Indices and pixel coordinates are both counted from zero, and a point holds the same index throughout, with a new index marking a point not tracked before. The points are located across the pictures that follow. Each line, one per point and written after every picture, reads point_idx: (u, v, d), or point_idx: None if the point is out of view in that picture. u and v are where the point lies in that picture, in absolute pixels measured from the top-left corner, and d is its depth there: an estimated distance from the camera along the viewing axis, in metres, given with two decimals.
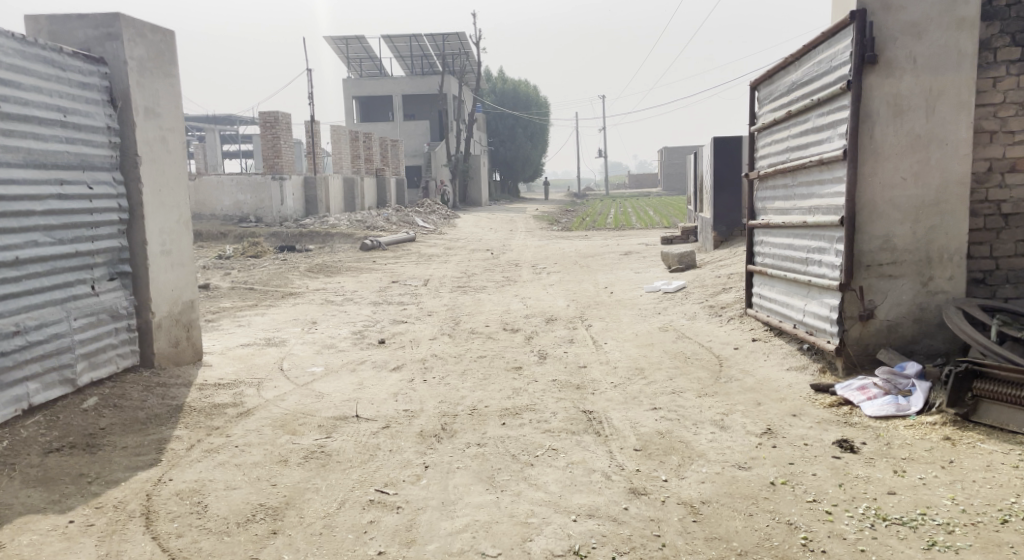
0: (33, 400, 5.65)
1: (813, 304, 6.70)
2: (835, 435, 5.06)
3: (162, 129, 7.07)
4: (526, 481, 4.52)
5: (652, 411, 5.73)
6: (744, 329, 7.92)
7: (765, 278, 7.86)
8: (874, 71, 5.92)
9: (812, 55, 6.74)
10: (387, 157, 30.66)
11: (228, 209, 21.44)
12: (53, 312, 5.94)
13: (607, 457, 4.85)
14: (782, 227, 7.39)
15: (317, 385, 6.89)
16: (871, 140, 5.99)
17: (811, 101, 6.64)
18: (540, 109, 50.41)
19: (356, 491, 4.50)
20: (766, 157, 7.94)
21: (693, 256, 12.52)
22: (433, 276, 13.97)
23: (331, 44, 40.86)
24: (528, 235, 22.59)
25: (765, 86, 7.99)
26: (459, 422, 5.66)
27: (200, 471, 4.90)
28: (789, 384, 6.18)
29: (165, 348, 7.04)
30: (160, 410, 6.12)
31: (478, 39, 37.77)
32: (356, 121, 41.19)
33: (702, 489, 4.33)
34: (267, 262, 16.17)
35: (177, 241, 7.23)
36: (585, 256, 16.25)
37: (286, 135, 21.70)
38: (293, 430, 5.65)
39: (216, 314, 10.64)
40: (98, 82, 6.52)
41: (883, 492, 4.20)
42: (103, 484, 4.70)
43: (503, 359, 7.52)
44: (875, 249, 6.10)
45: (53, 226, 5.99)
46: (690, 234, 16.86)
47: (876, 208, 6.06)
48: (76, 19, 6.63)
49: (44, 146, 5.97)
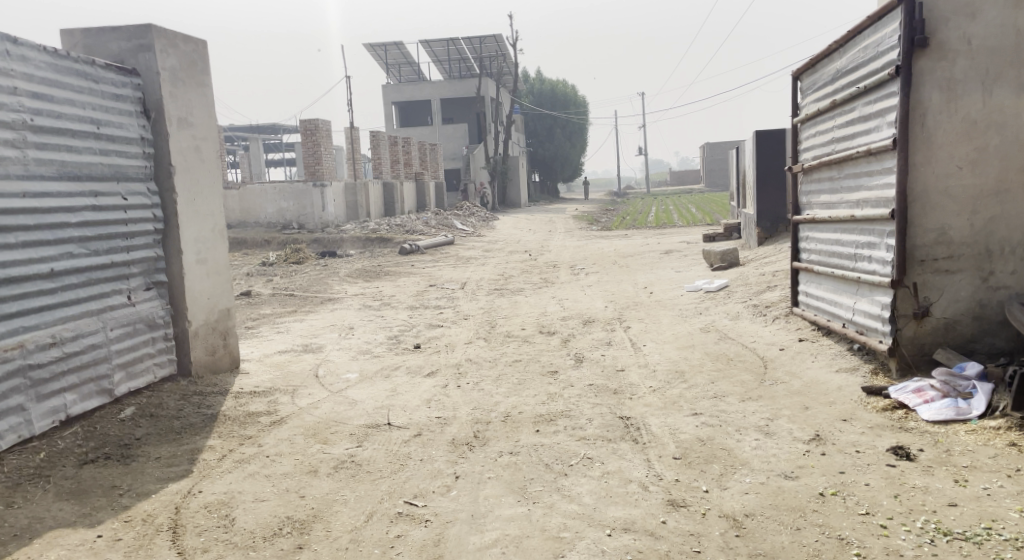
0: (70, 411, 5.64)
1: (863, 302, 6.39)
2: (889, 441, 4.77)
3: (196, 138, 7.05)
4: (560, 492, 4.34)
5: (693, 417, 5.50)
6: (790, 328, 7.61)
7: (811, 275, 7.55)
8: (925, 55, 5.60)
9: (857, 41, 6.43)
10: (426, 162, 30.77)
11: (271, 216, 21.67)
12: (89, 323, 5.93)
13: (645, 466, 4.65)
14: (828, 222, 7.08)
15: (350, 392, 6.80)
16: (922, 127, 5.67)
17: (857, 89, 6.33)
18: (579, 108, 50.05)
19: (384, 503, 4.37)
20: (810, 149, 7.64)
21: (735, 253, 12.18)
22: (471, 279, 13.86)
23: (370, 51, 41.16)
24: (568, 235, 22.35)
25: (807, 75, 7.68)
26: (492, 429, 5.51)
27: (229, 482, 4.82)
28: (839, 387, 5.89)
29: (202, 357, 7.02)
30: (194, 420, 6.08)
31: (515, 40, 37.72)
32: (396, 127, 41.43)
33: (746, 501, 4.10)
34: (308, 268, 16.25)
35: (212, 249, 7.21)
36: (625, 256, 15.96)
37: (326, 142, 21.84)
38: (325, 439, 5.55)
39: (255, 320, 10.67)
40: (131, 93, 6.52)
41: (942, 504, 3.92)
42: (134, 497, 4.65)
43: (539, 363, 7.34)
44: (929, 244, 5.77)
45: (89, 237, 5.99)
46: (733, 230, 16.45)
47: (929, 199, 5.73)
48: (109, 32, 6.65)
49: (78, 158, 5.98)
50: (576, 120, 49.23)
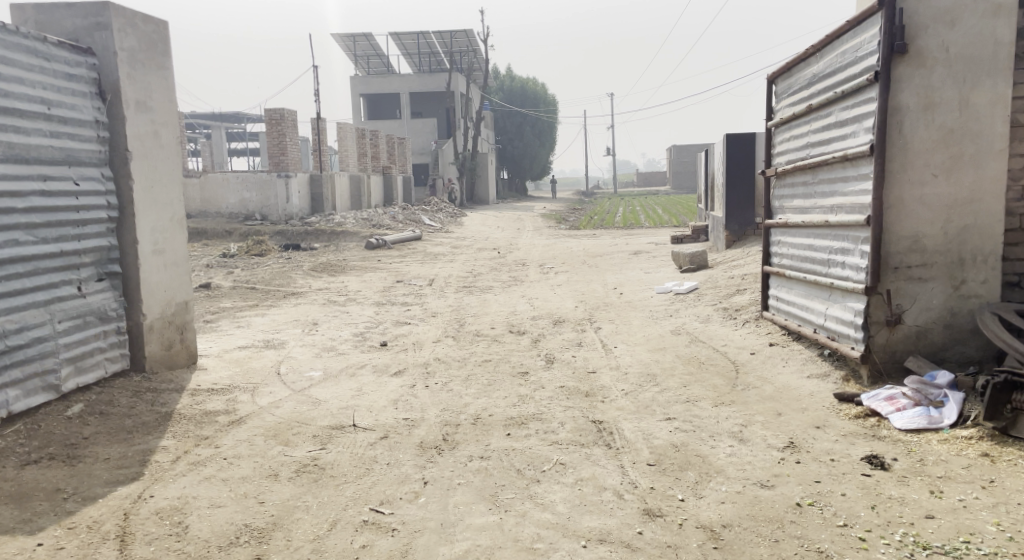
0: (13, 407, 5.34)
1: (835, 308, 6.36)
2: (863, 450, 4.72)
3: (155, 123, 6.77)
4: (532, 500, 4.20)
5: (666, 422, 5.40)
6: (760, 333, 7.57)
7: (782, 279, 7.51)
8: (904, 60, 5.58)
9: (835, 45, 6.40)
10: (395, 156, 30.43)
11: (234, 207, 21.19)
12: (35, 314, 5.64)
13: (618, 472, 4.53)
14: (802, 226, 7.04)
15: (314, 391, 6.58)
16: (899, 134, 5.65)
17: (834, 93, 6.31)
18: (548, 106, 49.91)
19: (348, 510, 4.20)
20: (783, 154, 7.61)
21: (704, 255, 12.17)
22: (439, 276, 13.66)
23: (339, 42, 40.59)
24: (536, 234, 22.27)
25: (783, 79, 7.65)
26: (461, 432, 5.35)
27: (184, 486, 4.60)
28: (811, 393, 5.84)
29: (157, 352, 6.76)
30: (148, 418, 5.83)
31: (485, 36, 37.54)
32: (363, 119, 40.93)
33: (722, 511, 4.01)
34: (271, 261, 15.90)
35: (171, 240, 6.93)
36: (594, 256, 15.89)
37: (292, 133, 21.41)
38: (286, 440, 5.34)
39: (216, 314, 10.35)
40: (85, 74, 6.24)
41: (920, 516, 3.87)
42: (80, 501, 4.40)
43: (508, 364, 7.20)
44: (903, 251, 5.75)
45: (36, 223, 5.69)
46: (701, 232, 16.47)
47: (904, 206, 5.72)
48: (64, 8, 6.34)
49: (27, 140, 5.68)
50: (545, 118, 49.13)
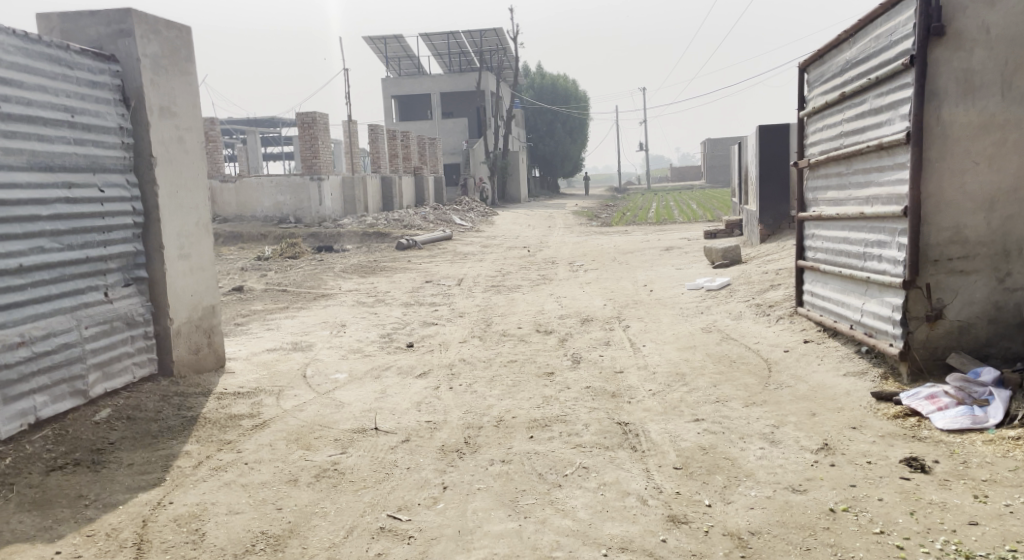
0: (41, 413, 5.36)
1: (872, 303, 6.12)
2: (902, 452, 4.50)
3: (179, 128, 6.78)
4: (553, 506, 4.08)
5: (695, 423, 5.24)
6: (795, 329, 7.34)
7: (817, 274, 7.28)
8: (942, 43, 5.33)
9: (868, 30, 6.16)
10: (426, 156, 30.46)
11: (267, 210, 21.39)
12: (62, 321, 5.66)
13: (643, 476, 4.39)
14: (836, 219, 6.81)
15: (338, 394, 6.54)
16: (937, 121, 5.40)
17: (868, 80, 6.06)
18: (579, 103, 49.61)
19: (365, 516, 4.12)
20: (816, 144, 7.37)
21: (737, 250, 11.91)
22: (468, 275, 13.59)
23: (371, 44, 40.83)
24: (567, 231, 22.09)
25: (815, 67, 7.41)
26: (484, 435, 5.24)
27: (204, 492, 4.56)
28: (847, 392, 5.62)
29: (185, 355, 6.77)
30: (173, 423, 5.82)
31: (515, 35, 37.43)
32: (395, 121, 41.10)
33: (751, 517, 3.85)
34: (303, 263, 15.97)
35: (196, 244, 6.94)
36: (625, 252, 15.68)
37: (324, 135, 21.52)
38: (308, 444, 5.29)
39: (246, 317, 10.40)
40: (109, 80, 6.25)
41: (962, 522, 3.67)
42: (100, 508, 4.39)
43: (535, 364, 7.08)
44: (944, 243, 5.51)
45: (62, 230, 5.71)
46: (734, 226, 16.16)
47: (944, 196, 5.47)
48: (88, 16, 6.36)
49: (51, 148, 5.70)
50: (576, 115, 48.85)
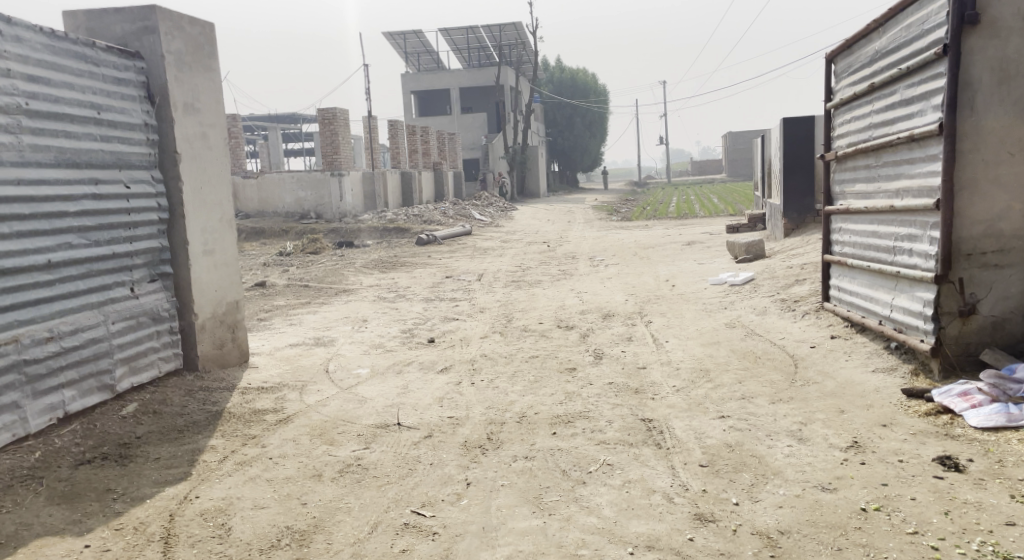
0: (69, 408, 5.40)
1: (902, 298, 6.01)
2: (934, 450, 4.41)
3: (203, 124, 6.80)
4: (578, 503, 4.04)
5: (720, 420, 5.17)
6: (821, 325, 7.24)
7: (844, 268, 7.17)
8: (975, 32, 5.22)
9: (898, 19, 6.04)
10: (445, 151, 30.46)
11: (289, 206, 21.48)
12: (89, 316, 5.69)
13: (669, 474, 4.33)
14: (864, 213, 6.69)
15: (360, 389, 6.53)
16: (971, 111, 5.30)
17: (898, 71, 5.95)
18: (599, 97, 49.40)
19: (390, 512, 4.10)
20: (843, 136, 7.25)
21: (760, 245, 11.77)
22: (488, 271, 13.55)
23: (390, 39, 40.86)
24: (587, 226, 21.99)
25: (842, 58, 7.29)
26: (506, 431, 5.21)
27: (228, 487, 4.57)
28: (876, 389, 5.53)
29: (209, 350, 6.79)
30: (198, 417, 5.85)
31: (534, 29, 37.30)
32: (415, 116, 41.14)
33: (780, 516, 3.79)
34: (324, 258, 16.02)
35: (221, 239, 6.97)
36: (645, 247, 15.56)
37: (344, 131, 21.56)
38: (331, 440, 5.29)
39: (268, 312, 10.44)
40: (134, 77, 6.27)
41: (999, 523, 3.58)
42: (127, 502, 4.41)
43: (556, 360, 7.03)
44: (978, 236, 5.41)
45: (89, 227, 5.74)
46: (757, 221, 16.00)
47: (977, 188, 5.37)
48: (113, 13, 6.39)
49: (77, 145, 5.72)
50: (596, 109, 48.62)
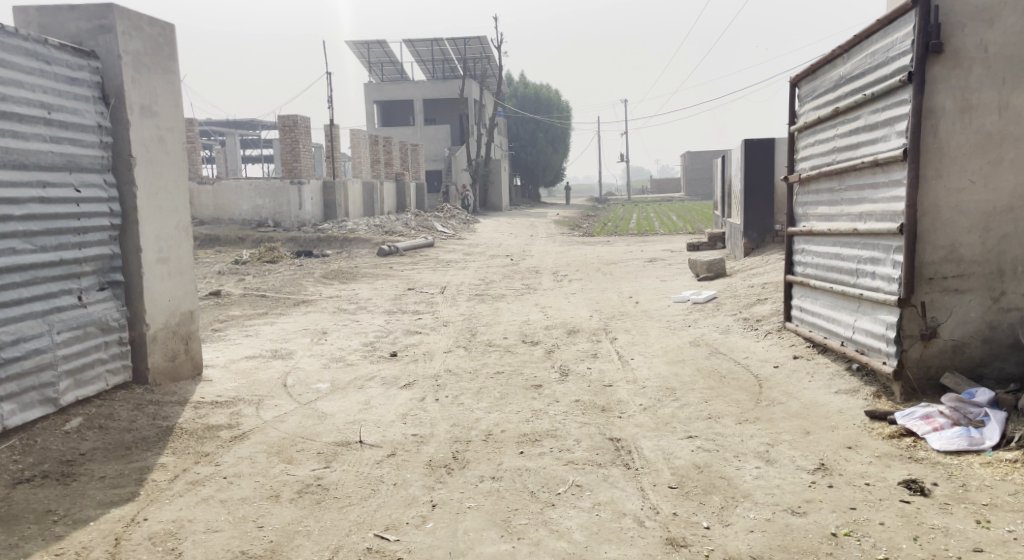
0: (8, 422, 5.13)
1: (864, 320, 6.07)
2: (900, 473, 4.43)
3: (161, 128, 6.59)
4: (546, 527, 3.96)
5: (688, 440, 5.13)
6: (783, 345, 7.28)
7: (806, 289, 7.22)
8: (939, 60, 5.32)
9: (864, 45, 6.13)
10: (408, 162, 30.29)
11: (247, 214, 21.08)
12: (33, 325, 5.44)
13: (638, 496, 4.27)
14: (827, 234, 6.76)
15: (320, 404, 6.35)
16: (934, 137, 5.38)
17: (863, 96, 6.03)
18: (562, 113, 49.76)
19: (352, 536, 3.97)
20: (807, 159, 7.33)
21: (722, 263, 11.87)
22: (451, 283, 13.42)
23: (354, 48, 40.60)
24: (549, 240, 22.02)
25: (806, 82, 7.38)
26: (472, 449, 5.10)
27: (180, 508, 4.38)
28: (840, 410, 5.55)
29: (161, 362, 6.56)
30: (147, 433, 5.61)
31: (498, 42, 37.41)
32: (377, 126, 40.84)
33: (751, 541, 3.76)
34: (283, 268, 15.71)
35: (176, 247, 6.74)
36: (607, 263, 15.60)
37: (305, 139, 21.24)
38: (290, 458, 5.11)
39: (224, 323, 10.16)
40: (88, 77, 6.05)
41: (966, 549, 3.61)
42: (70, 524, 4.19)
43: (521, 376, 6.94)
44: (939, 261, 5.48)
45: (35, 231, 5.50)
46: (717, 239, 16.17)
47: (939, 214, 5.45)
48: (67, 10, 6.17)
49: (25, 146, 5.48)
50: (558, 124, 48.90)
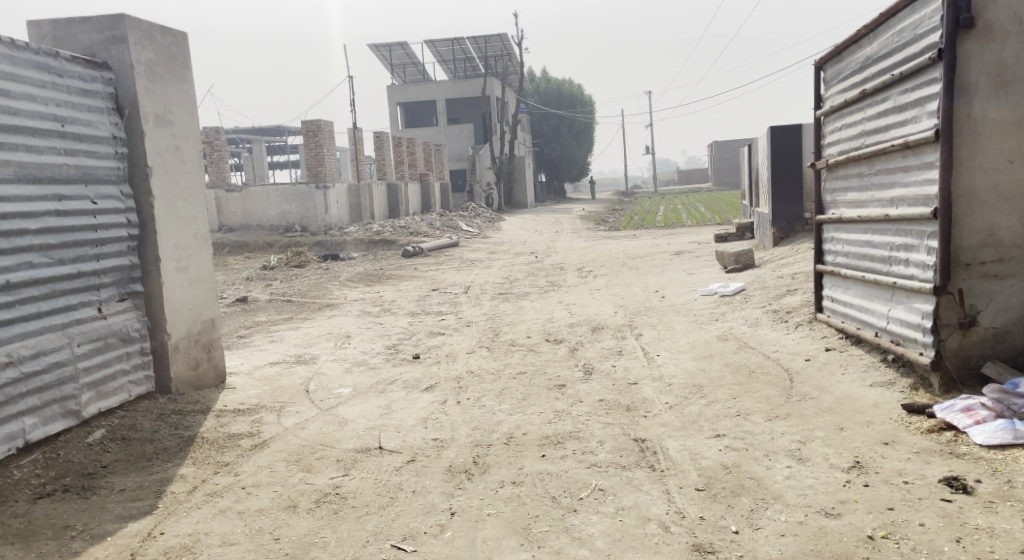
0: (30, 436, 5.12)
1: (899, 309, 5.83)
2: (940, 470, 4.22)
3: (176, 137, 6.56)
4: (568, 534, 3.83)
5: (716, 439, 4.95)
6: (815, 337, 7.04)
7: (837, 278, 6.99)
8: (971, 36, 5.07)
9: (890, 23, 5.89)
10: (432, 163, 30.27)
11: (274, 219, 21.20)
12: (53, 338, 5.42)
13: (664, 500, 4.12)
14: (858, 222, 6.53)
15: (341, 410, 6.27)
16: (968, 117, 5.14)
17: (891, 76, 5.79)
18: (585, 107, 49.43)
19: (368, 547, 3.87)
20: (834, 144, 7.10)
21: (751, 254, 11.60)
22: (475, 283, 13.31)
23: (376, 51, 40.72)
24: (575, 236, 21.83)
25: (831, 64, 7.13)
26: (493, 453, 4.98)
27: (197, 521, 4.32)
28: (875, 404, 5.33)
29: (183, 371, 6.53)
30: (169, 444, 5.58)
31: (520, 39, 37.22)
32: (401, 127, 40.91)
33: (782, 546, 3.59)
34: (309, 272, 15.73)
35: (195, 255, 6.72)
36: (633, 257, 15.39)
37: (329, 143, 21.30)
38: (309, 466, 5.03)
39: (249, 329, 10.15)
40: (101, 89, 6.03)
41: (1013, 551, 3.41)
42: (87, 540, 4.16)
43: (545, 376, 6.80)
44: (977, 246, 5.25)
45: (52, 245, 5.48)
46: (745, 230, 15.86)
47: (976, 196, 5.21)
48: (79, 23, 6.16)
49: (40, 159, 5.47)
50: (582, 119, 48.59)
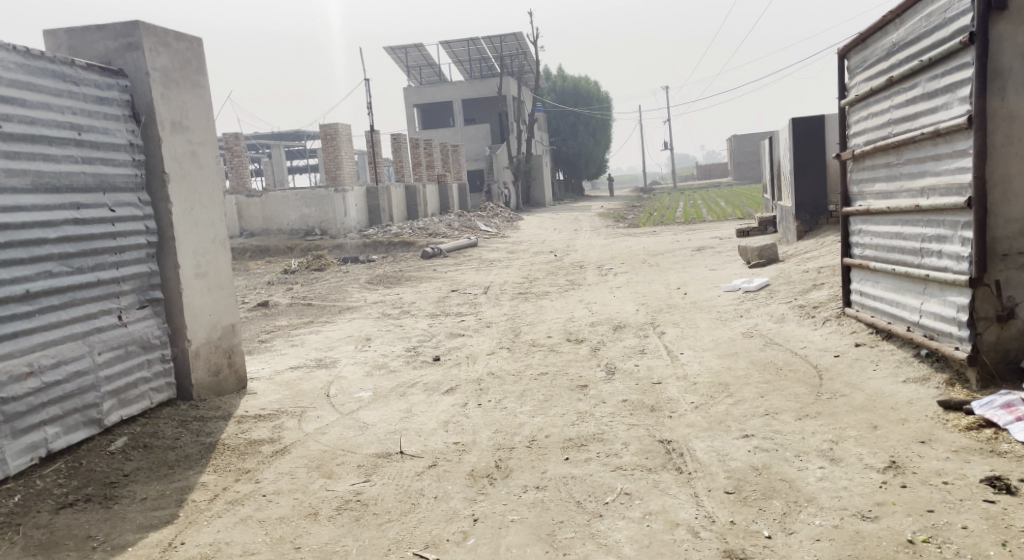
0: (52, 446, 5.10)
1: (932, 302, 5.66)
2: (981, 470, 4.06)
3: (193, 143, 6.52)
4: (594, 541, 3.72)
5: (745, 439, 4.82)
6: (844, 332, 6.87)
7: (866, 272, 6.82)
8: (1003, 19, 4.90)
9: (917, 8, 5.72)
10: (449, 163, 30.22)
11: (293, 224, 21.12)
12: (73, 347, 5.39)
13: (693, 503, 3.99)
14: (887, 213, 6.35)
15: (362, 414, 6.20)
16: (1001, 102, 4.97)
17: (919, 63, 5.62)
18: (602, 104, 49.15)
19: (389, 556, 3.79)
20: (860, 134, 6.92)
21: (774, 249, 11.40)
22: (494, 283, 13.22)
23: (392, 53, 40.77)
24: (595, 233, 21.67)
25: (856, 53, 6.96)
26: (515, 457, 4.88)
27: (218, 530, 4.26)
28: (909, 401, 5.17)
29: (204, 378, 6.50)
30: (191, 450, 5.54)
31: (535, 38, 37.07)
32: (418, 129, 40.90)
33: (818, 552, 3.46)
34: (329, 275, 15.71)
35: (214, 261, 6.68)
36: (653, 254, 15.21)
37: (347, 146, 21.31)
38: (329, 473, 4.96)
39: (269, 334, 10.12)
40: (118, 96, 6.01)
41: None
42: (107, 551, 4.11)
43: (567, 377, 6.68)
44: (1014, 236, 5.07)
45: (70, 253, 5.44)
46: (767, 224, 15.62)
47: (1011, 184, 5.03)
48: (95, 31, 6.16)
49: (57, 168, 5.44)
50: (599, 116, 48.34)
